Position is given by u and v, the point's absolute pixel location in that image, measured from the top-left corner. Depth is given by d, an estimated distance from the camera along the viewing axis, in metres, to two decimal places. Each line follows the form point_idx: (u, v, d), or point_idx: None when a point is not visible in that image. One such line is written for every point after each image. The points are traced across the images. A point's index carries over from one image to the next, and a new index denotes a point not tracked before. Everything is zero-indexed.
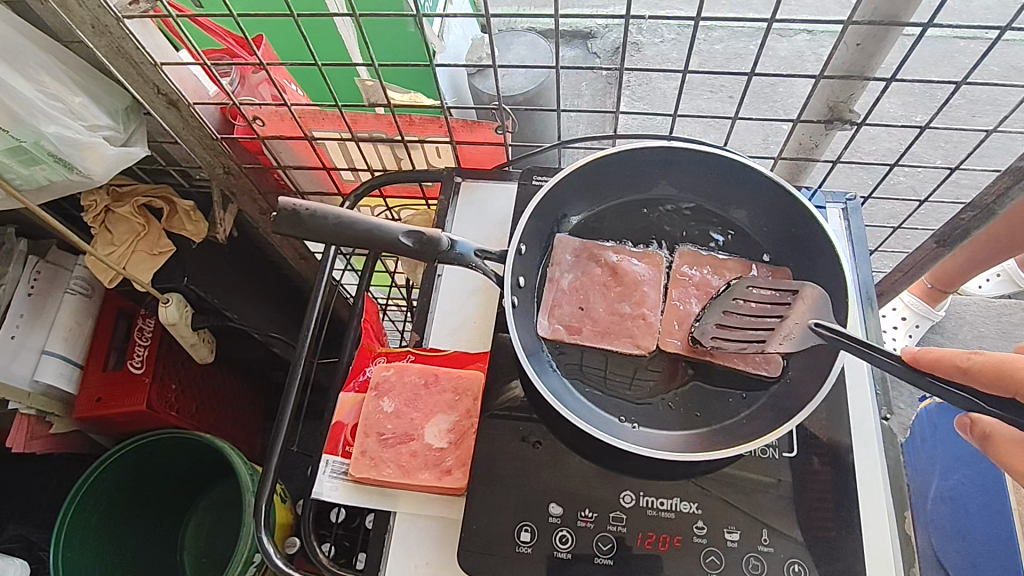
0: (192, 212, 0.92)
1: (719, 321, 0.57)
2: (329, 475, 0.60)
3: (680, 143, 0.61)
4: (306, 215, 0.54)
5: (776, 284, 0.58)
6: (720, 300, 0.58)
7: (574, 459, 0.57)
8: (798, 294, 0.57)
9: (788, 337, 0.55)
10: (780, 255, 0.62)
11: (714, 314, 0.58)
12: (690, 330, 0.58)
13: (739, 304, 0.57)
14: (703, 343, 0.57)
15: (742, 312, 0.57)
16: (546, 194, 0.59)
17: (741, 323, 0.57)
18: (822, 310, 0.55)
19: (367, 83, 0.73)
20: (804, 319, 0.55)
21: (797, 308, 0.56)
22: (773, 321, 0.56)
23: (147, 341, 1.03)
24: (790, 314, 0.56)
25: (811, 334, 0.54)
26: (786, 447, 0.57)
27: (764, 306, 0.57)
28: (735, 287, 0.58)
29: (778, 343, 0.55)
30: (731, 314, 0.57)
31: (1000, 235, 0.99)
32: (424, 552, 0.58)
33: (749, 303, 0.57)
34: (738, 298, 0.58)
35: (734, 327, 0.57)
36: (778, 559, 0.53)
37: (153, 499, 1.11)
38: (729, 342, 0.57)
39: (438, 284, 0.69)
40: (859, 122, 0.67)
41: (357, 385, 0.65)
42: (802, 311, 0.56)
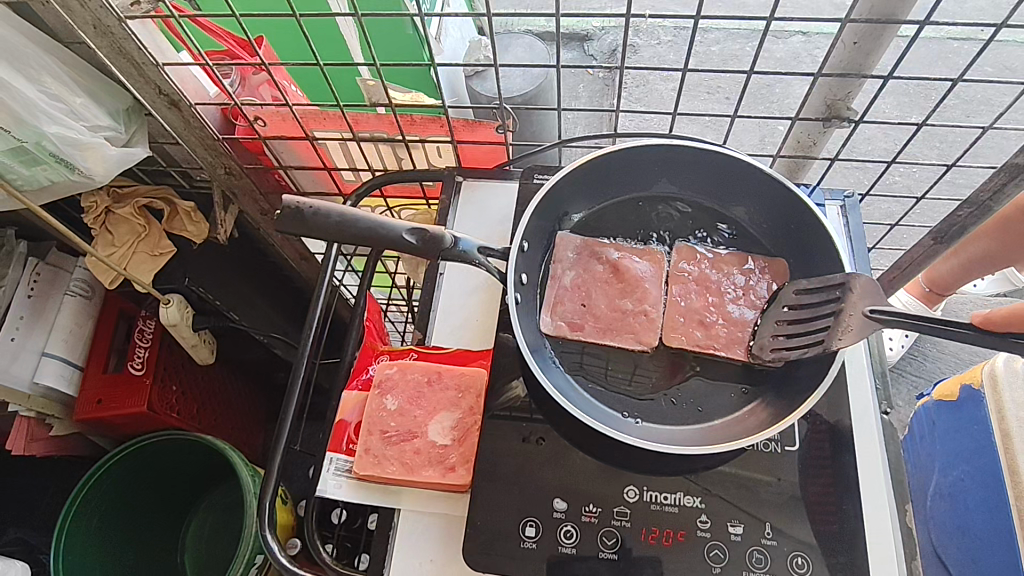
0: (192, 212, 0.92)
1: (773, 332, 0.58)
2: (333, 473, 0.60)
3: (679, 141, 0.62)
4: (310, 213, 0.54)
5: (823, 283, 0.57)
6: (771, 311, 0.59)
7: (578, 455, 0.58)
8: (847, 285, 0.56)
9: (848, 330, 0.54)
10: (778, 250, 0.63)
11: (768, 325, 0.58)
12: (746, 344, 0.58)
13: (786, 311, 0.58)
14: (764, 358, 0.57)
15: (791, 319, 0.58)
16: (549, 191, 0.60)
17: (797, 329, 0.57)
18: (876, 296, 0.55)
19: (369, 83, 0.73)
20: (858, 309, 0.55)
21: (850, 300, 0.55)
22: (828, 319, 0.56)
23: (147, 342, 1.03)
24: (843, 308, 0.55)
25: (871, 322, 0.53)
26: (788, 442, 0.57)
27: (814, 309, 0.57)
28: (781, 296, 0.59)
29: (839, 337, 0.54)
30: (783, 322, 0.58)
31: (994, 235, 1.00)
32: (429, 548, 0.58)
33: (798, 308, 0.58)
34: (789, 304, 0.58)
35: (791, 333, 0.57)
36: (781, 552, 0.54)
37: (154, 502, 1.11)
38: (788, 352, 0.56)
39: (440, 282, 0.70)
40: (857, 121, 0.67)
41: (361, 383, 0.65)
42: (856, 302, 0.55)
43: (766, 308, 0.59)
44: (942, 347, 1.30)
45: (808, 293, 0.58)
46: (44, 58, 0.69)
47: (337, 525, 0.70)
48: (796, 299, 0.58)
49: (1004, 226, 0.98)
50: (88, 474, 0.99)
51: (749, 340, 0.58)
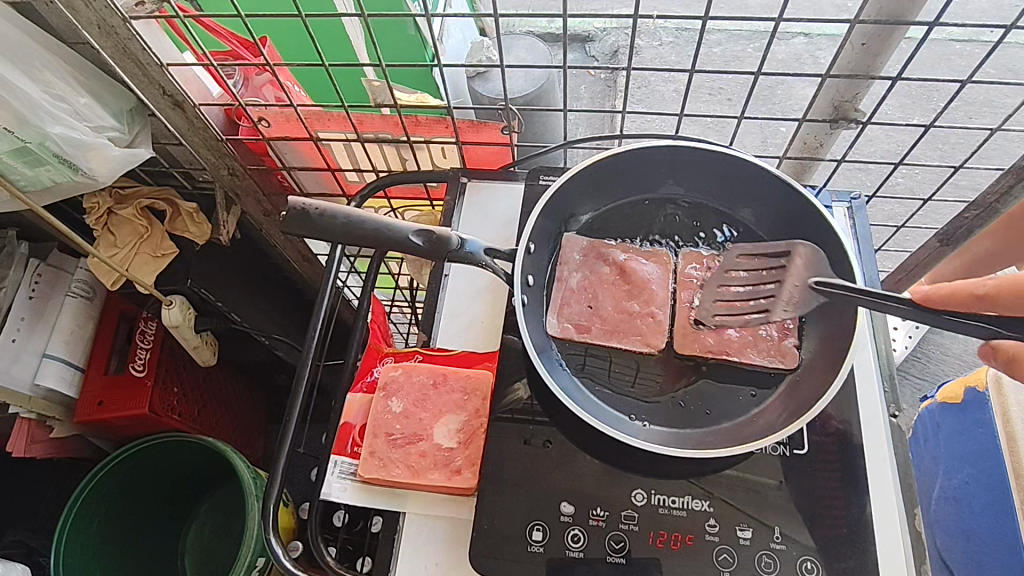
0: (195, 214, 0.92)
1: (716, 296, 0.59)
2: (337, 476, 0.60)
3: (686, 143, 0.61)
4: (315, 214, 0.54)
5: (764, 250, 0.60)
6: (708, 292, 0.59)
7: (584, 458, 0.57)
8: (791, 254, 0.59)
9: (792, 302, 0.58)
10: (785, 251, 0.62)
11: (711, 290, 0.59)
12: (690, 312, 0.58)
13: (729, 275, 0.60)
14: (706, 322, 0.58)
15: (733, 285, 0.59)
16: (555, 191, 0.60)
17: (739, 294, 0.59)
18: (816, 267, 0.59)
19: (374, 83, 0.72)
20: (800, 279, 0.58)
21: (792, 268, 0.59)
22: (772, 288, 0.59)
23: (148, 344, 1.03)
24: (787, 277, 0.59)
25: (812, 293, 0.57)
26: (796, 445, 0.57)
27: (757, 275, 0.60)
28: (724, 259, 0.61)
29: (784, 309, 0.58)
30: (725, 292, 0.59)
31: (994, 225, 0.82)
32: (434, 552, 0.58)
33: (740, 273, 0.60)
34: (730, 268, 0.60)
35: (734, 302, 0.59)
36: (790, 556, 0.53)
37: (154, 504, 1.11)
38: (730, 317, 0.58)
39: (445, 284, 0.69)
40: (865, 122, 0.67)
41: (365, 386, 0.65)
42: (798, 273, 0.58)
43: (709, 271, 0.60)
44: (945, 349, 1.30)
45: (749, 260, 0.60)
46: (48, 58, 0.69)
47: (340, 528, 0.69)
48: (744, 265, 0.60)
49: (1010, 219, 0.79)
50: (88, 476, 0.98)
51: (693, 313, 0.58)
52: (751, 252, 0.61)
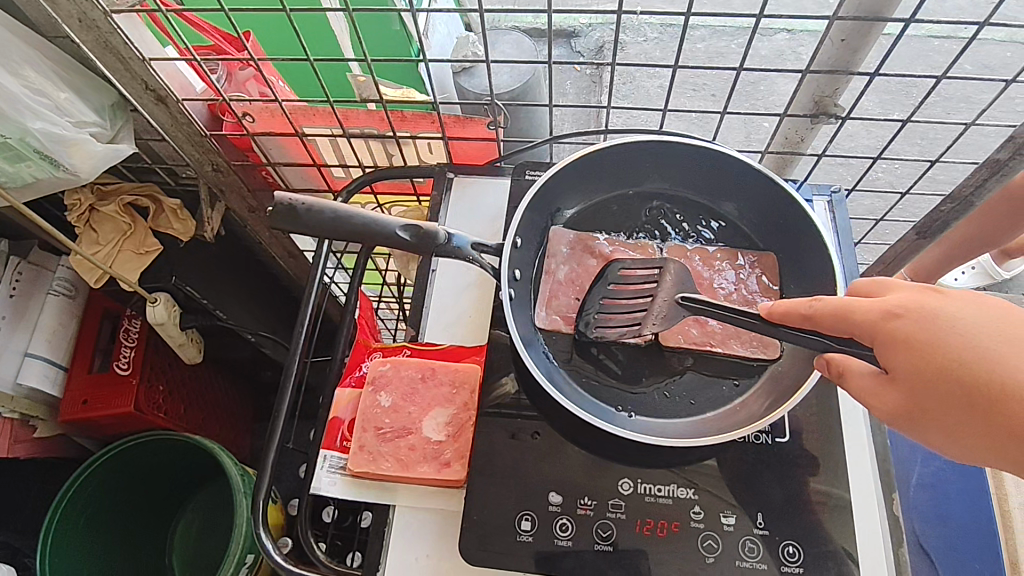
0: (179, 210, 0.92)
1: (595, 309, 0.59)
2: (327, 470, 0.60)
3: (669, 137, 0.62)
4: (303, 210, 0.54)
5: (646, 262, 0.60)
6: (597, 288, 0.60)
7: (571, 449, 0.57)
8: (663, 270, 0.59)
9: (661, 317, 0.58)
10: (763, 237, 0.64)
11: (592, 301, 0.60)
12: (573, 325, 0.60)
13: (612, 289, 0.60)
14: (586, 334, 0.59)
15: (615, 298, 0.59)
16: (542, 186, 0.61)
17: (616, 308, 0.59)
18: (686, 283, 0.58)
19: (359, 78, 0.72)
20: (670, 295, 0.58)
21: (665, 282, 0.58)
22: (645, 302, 0.58)
23: (133, 343, 1.03)
24: (658, 292, 0.58)
25: (679, 308, 0.57)
26: (780, 433, 0.58)
27: (639, 288, 0.59)
28: (608, 273, 0.60)
29: (654, 322, 0.58)
30: (613, 289, 0.59)
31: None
32: (424, 544, 0.58)
33: (624, 287, 0.59)
34: (614, 282, 0.60)
35: (619, 306, 0.59)
36: (775, 541, 0.53)
37: (140, 501, 1.10)
38: (607, 331, 0.59)
39: (433, 279, 0.70)
40: (844, 117, 0.67)
41: (354, 381, 0.65)
42: (669, 287, 0.58)
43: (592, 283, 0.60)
44: None
45: (635, 271, 0.59)
46: (28, 52, 0.68)
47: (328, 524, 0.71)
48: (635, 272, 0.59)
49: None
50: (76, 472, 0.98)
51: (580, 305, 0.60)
52: (638, 263, 0.60)
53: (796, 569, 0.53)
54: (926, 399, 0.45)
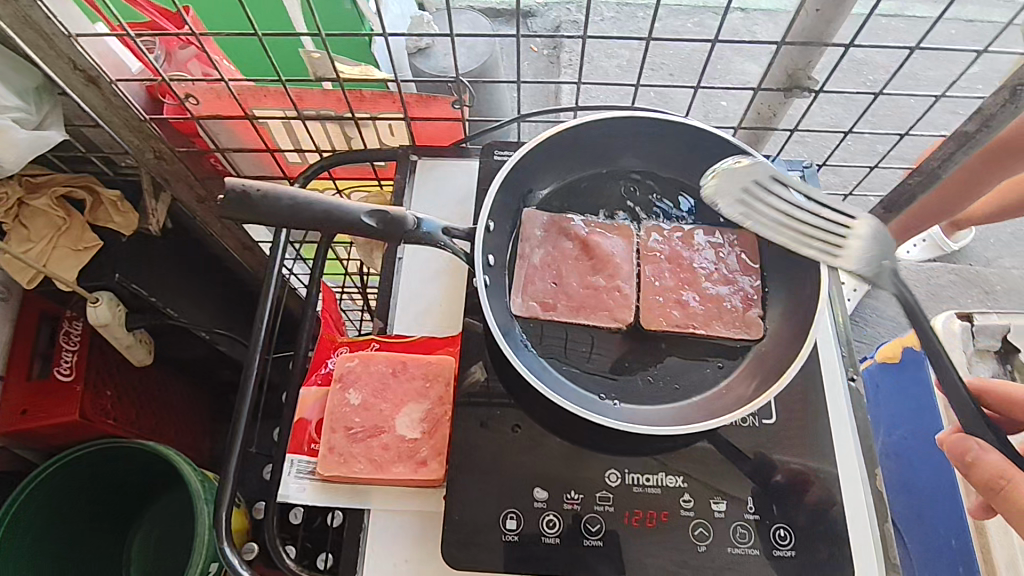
0: (119, 202, 0.86)
1: (643, 240, 0.60)
2: (295, 476, 0.57)
3: (643, 113, 0.60)
4: (257, 197, 0.50)
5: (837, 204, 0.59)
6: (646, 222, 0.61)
7: (554, 440, 0.55)
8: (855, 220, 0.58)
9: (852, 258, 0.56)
10: (807, 197, 0.59)
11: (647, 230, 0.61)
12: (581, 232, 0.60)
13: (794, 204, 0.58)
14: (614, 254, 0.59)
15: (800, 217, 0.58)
16: (513, 166, 0.58)
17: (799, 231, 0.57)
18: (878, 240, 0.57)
19: (312, 54, 0.67)
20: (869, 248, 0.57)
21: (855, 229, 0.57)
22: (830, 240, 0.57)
23: (75, 346, 0.95)
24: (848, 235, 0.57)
25: (871, 265, 0.55)
26: (765, 414, 0.57)
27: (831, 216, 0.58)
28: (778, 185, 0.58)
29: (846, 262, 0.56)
30: (657, 233, 0.60)
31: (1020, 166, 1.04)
32: (403, 548, 0.55)
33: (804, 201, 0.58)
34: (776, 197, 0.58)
35: (659, 255, 0.59)
36: (765, 525, 0.52)
37: (92, 513, 1.03)
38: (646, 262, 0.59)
39: (399, 267, 0.66)
40: (818, 90, 0.65)
41: (320, 379, 0.61)
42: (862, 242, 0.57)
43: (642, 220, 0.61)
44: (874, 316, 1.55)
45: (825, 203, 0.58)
46: None
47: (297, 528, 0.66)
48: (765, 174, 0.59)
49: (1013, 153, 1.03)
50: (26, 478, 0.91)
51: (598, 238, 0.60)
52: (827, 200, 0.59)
53: (787, 552, 0.52)
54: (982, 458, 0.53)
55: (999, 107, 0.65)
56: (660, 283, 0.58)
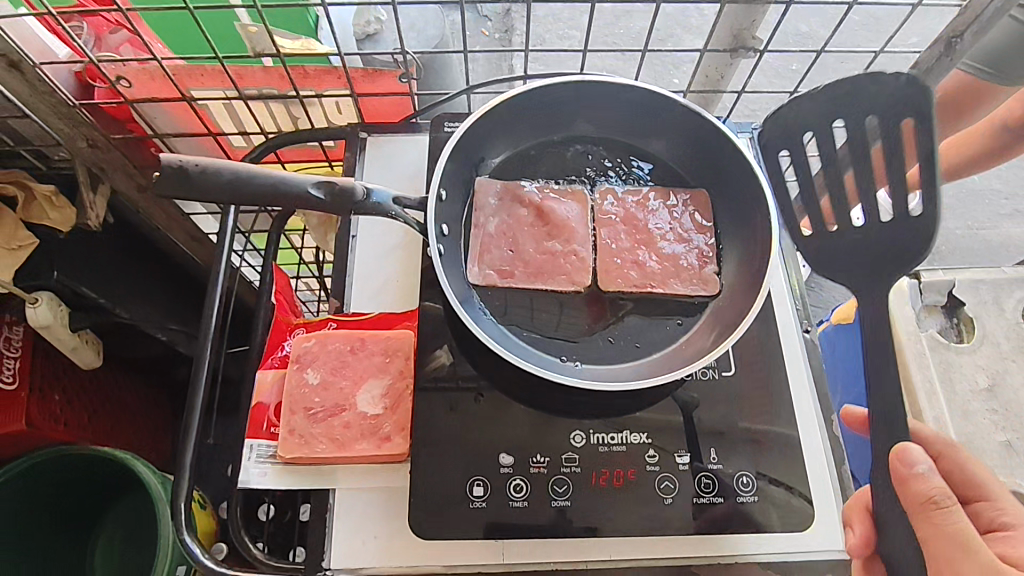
0: (54, 197, 0.83)
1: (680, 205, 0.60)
2: (255, 461, 0.55)
3: (590, 76, 0.59)
4: (197, 172, 0.48)
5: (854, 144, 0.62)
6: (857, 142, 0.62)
7: (517, 407, 0.55)
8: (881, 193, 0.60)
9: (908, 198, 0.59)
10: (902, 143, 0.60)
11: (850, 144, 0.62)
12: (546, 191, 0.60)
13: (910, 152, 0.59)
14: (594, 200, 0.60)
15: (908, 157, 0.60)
16: (464, 133, 0.57)
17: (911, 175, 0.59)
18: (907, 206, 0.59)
19: (248, 28, 0.65)
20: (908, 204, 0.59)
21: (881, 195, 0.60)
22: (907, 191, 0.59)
23: (17, 352, 0.91)
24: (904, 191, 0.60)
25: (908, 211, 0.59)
26: (724, 367, 0.57)
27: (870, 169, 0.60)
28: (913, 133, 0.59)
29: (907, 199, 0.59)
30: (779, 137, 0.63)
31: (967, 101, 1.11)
32: (372, 524, 0.54)
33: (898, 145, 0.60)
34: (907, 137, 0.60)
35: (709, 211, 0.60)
36: (727, 475, 0.53)
37: (46, 518, 0.99)
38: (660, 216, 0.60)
39: (354, 245, 0.64)
40: (763, 50, 0.65)
41: (277, 361, 0.59)
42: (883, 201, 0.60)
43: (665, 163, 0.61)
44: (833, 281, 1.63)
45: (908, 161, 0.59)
46: None
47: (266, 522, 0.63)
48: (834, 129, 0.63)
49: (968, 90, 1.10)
50: None
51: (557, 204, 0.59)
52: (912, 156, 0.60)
53: (750, 498, 0.53)
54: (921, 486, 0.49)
55: (934, 61, 0.66)
56: (618, 244, 0.58)
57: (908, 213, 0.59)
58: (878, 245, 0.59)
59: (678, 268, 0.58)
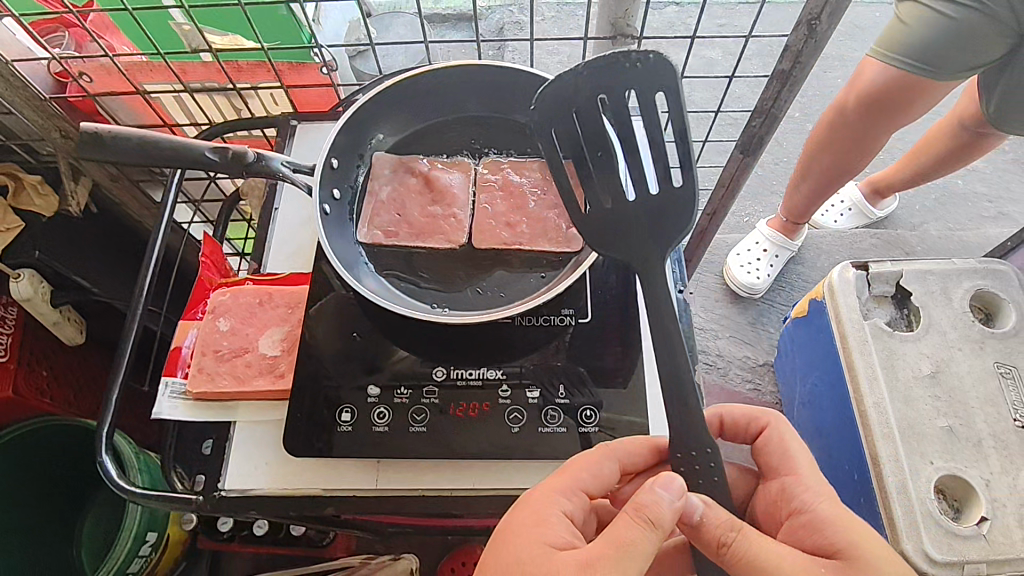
0: (40, 185, 0.94)
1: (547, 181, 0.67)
2: (169, 396, 0.62)
3: (470, 60, 0.67)
4: (108, 137, 0.57)
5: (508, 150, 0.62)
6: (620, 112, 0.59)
7: (394, 348, 0.61)
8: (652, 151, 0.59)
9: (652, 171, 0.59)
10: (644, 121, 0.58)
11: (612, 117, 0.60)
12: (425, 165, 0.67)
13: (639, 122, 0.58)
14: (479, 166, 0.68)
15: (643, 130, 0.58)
16: (356, 110, 0.65)
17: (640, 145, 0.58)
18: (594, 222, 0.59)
19: (184, 27, 0.74)
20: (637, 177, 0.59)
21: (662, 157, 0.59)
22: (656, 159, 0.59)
23: (10, 330, 1.00)
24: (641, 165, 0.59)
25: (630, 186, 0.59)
26: (582, 314, 0.62)
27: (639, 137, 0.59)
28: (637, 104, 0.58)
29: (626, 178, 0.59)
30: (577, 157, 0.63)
31: (908, 93, 1.13)
32: (264, 452, 0.61)
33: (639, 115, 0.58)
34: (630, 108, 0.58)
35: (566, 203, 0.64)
36: (574, 408, 0.58)
37: (41, 494, 1.11)
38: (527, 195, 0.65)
39: (275, 216, 0.73)
40: (639, 37, 0.72)
41: (200, 314, 0.67)
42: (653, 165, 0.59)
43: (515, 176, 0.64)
44: (803, 280, 1.67)
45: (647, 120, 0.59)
46: None
47: None
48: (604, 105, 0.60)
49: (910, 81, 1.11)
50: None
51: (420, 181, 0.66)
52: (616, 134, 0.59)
53: (592, 429, 0.57)
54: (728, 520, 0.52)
55: (802, 44, 0.72)
56: (493, 207, 0.65)
57: (669, 183, 0.59)
58: (643, 219, 0.59)
59: (549, 227, 0.64)
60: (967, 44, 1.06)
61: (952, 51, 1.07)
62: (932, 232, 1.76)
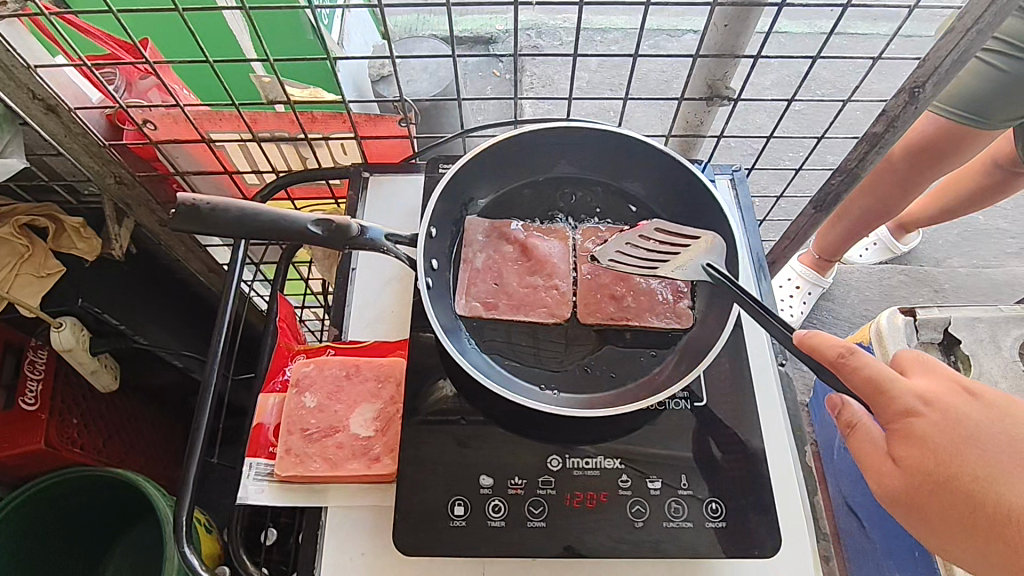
0: (82, 228, 0.87)
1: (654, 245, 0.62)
2: (253, 478, 0.58)
3: (574, 124, 0.64)
4: (208, 210, 0.53)
5: (662, 235, 0.62)
6: (624, 236, 0.62)
7: (499, 431, 0.58)
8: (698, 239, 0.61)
9: (681, 266, 0.60)
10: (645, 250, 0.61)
11: (615, 244, 0.62)
12: (518, 235, 0.64)
13: (640, 239, 0.62)
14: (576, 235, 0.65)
15: (641, 245, 0.62)
16: (452, 176, 0.62)
17: (645, 254, 0.61)
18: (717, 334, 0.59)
19: (264, 79, 0.70)
20: (692, 259, 0.60)
21: (695, 247, 0.60)
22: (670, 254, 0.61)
23: (40, 375, 0.95)
24: (681, 252, 0.60)
25: (700, 272, 0.59)
26: (696, 398, 0.60)
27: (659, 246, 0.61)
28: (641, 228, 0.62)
29: (670, 270, 0.60)
30: (630, 246, 0.62)
31: (946, 138, 1.11)
32: (359, 542, 0.57)
33: (649, 240, 0.62)
34: (640, 236, 0.62)
35: (631, 263, 0.61)
36: (697, 500, 0.55)
37: (66, 540, 1.02)
38: (626, 260, 0.61)
39: (353, 278, 0.69)
40: (736, 99, 0.71)
41: (279, 385, 0.63)
42: (697, 252, 0.60)
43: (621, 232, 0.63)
44: (836, 317, 1.66)
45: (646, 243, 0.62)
46: None
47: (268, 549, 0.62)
48: (613, 260, 0.61)
49: (947, 129, 1.10)
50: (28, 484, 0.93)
51: (519, 252, 0.63)
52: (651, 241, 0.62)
53: (719, 524, 0.55)
54: (920, 487, 0.47)
55: (901, 110, 0.70)
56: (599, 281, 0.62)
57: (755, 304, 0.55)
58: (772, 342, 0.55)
59: (659, 302, 0.61)
60: (1010, 95, 1.03)
61: (997, 100, 1.04)
62: (960, 270, 1.76)
